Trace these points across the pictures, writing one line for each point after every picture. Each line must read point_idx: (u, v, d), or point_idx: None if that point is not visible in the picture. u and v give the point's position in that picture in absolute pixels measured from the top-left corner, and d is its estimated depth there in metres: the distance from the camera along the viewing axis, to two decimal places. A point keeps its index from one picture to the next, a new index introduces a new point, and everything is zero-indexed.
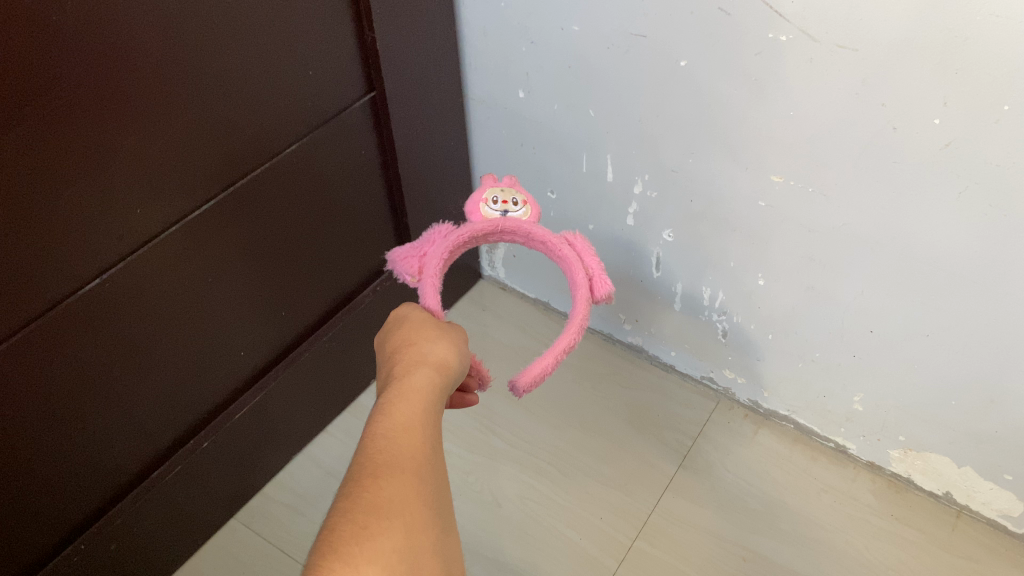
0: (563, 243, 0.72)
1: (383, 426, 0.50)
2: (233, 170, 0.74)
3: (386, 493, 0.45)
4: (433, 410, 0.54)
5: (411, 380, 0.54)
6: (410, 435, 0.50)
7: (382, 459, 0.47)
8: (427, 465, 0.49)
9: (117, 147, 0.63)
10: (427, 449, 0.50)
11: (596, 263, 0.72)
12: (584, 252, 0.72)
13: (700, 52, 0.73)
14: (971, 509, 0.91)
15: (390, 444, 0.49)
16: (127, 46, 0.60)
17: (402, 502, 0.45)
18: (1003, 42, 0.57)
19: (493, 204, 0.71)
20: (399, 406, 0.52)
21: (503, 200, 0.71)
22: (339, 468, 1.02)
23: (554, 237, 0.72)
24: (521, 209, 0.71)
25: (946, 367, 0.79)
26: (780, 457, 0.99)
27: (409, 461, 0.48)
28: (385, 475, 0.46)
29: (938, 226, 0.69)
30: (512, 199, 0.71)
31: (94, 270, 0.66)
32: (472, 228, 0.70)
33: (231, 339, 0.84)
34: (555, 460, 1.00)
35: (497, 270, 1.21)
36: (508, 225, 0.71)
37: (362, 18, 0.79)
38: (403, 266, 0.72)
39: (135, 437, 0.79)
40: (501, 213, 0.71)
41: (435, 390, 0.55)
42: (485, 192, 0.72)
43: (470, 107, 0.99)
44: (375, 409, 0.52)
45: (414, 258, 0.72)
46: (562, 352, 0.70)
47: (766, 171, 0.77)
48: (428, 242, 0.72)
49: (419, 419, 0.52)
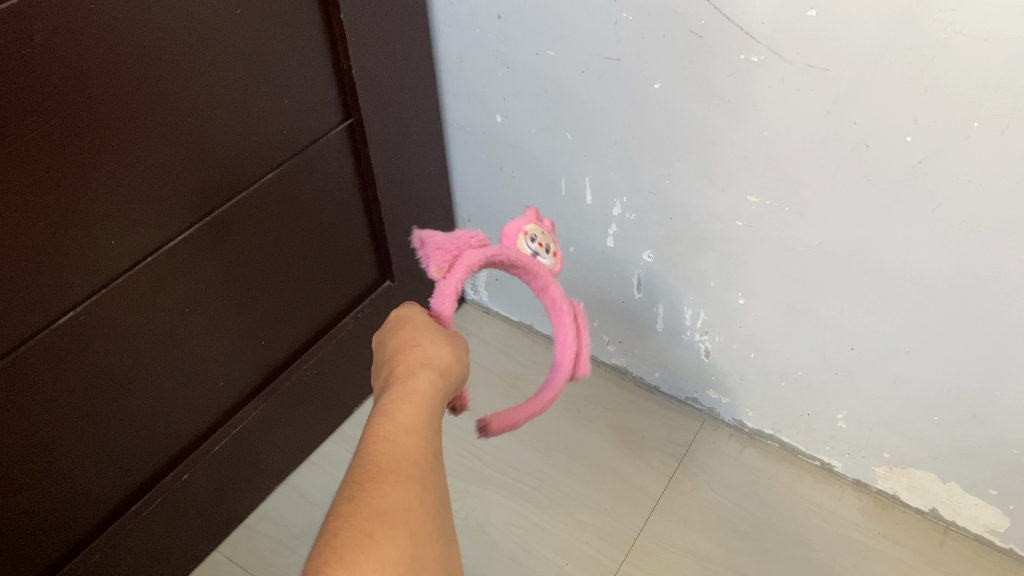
0: (570, 313, 0.70)
1: (386, 426, 0.49)
2: (209, 199, 0.74)
3: (389, 500, 0.44)
4: (436, 413, 0.53)
5: (415, 382, 0.53)
6: (413, 439, 0.49)
7: (385, 463, 0.46)
8: (429, 471, 0.48)
9: (90, 177, 0.62)
10: (429, 454, 0.49)
11: (588, 342, 0.71)
12: (582, 329, 0.71)
13: (673, 76, 0.73)
14: (958, 525, 0.91)
15: (392, 447, 0.48)
16: (99, 76, 0.59)
17: (406, 510, 0.44)
18: (969, 60, 0.58)
19: (531, 242, 0.70)
20: (403, 407, 0.51)
21: (539, 241, 0.70)
22: (322, 498, 1.01)
23: (564, 302, 0.69)
24: (549, 258, 0.71)
25: (928, 381, 0.79)
26: (766, 476, 0.99)
27: (412, 466, 0.47)
28: (388, 480, 0.45)
29: (913, 242, 0.70)
30: (546, 245, 0.71)
31: (68, 302, 0.66)
32: (509, 253, 0.65)
33: (212, 368, 0.84)
34: (540, 485, 0.99)
35: (480, 294, 1.20)
36: (534, 268, 0.67)
37: (337, 46, 0.79)
38: (434, 255, 0.64)
39: (114, 470, 0.78)
40: (534, 252, 0.70)
41: (437, 395, 0.54)
42: (528, 226, 0.70)
43: (449, 132, 1.00)
44: (376, 407, 0.51)
45: (448, 252, 0.64)
46: (533, 412, 0.68)
47: (742, 192, 0.77)
48: (466, 243, 0.64)
49: (423, 423, 0.50)
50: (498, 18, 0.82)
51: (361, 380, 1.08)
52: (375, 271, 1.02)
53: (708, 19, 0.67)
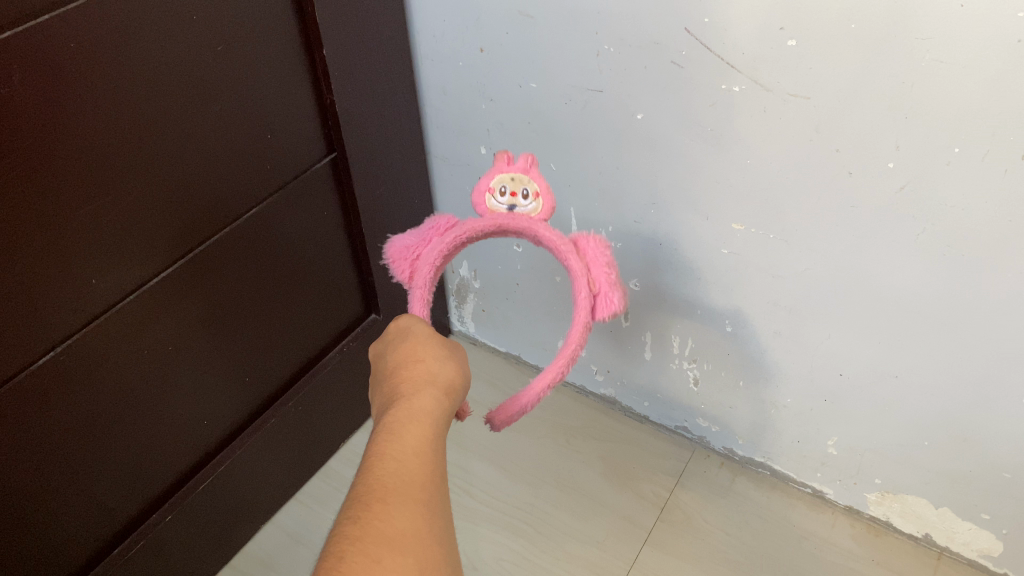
0: (571, 251, 0.64)
1: (393, 447, 0.49)
2: (193, 236, 0.73)
3: (397, 524, 0.44)
4: (439, 433, 0.53)
5: (419, 401, 0.54)
6: (420, 460, 0.50)
7: (393, 484, 0.47)
8: (436, 494, 0.49)
9: (72, 213, 0.62)
10: (436, 475, 0.50)
11: (605, 275, 0.64)
12: (594, 262, 0.64)
13: (656, 106, 0.74)
14: (951, 550, 0.90)
15: (399, 468, 0.48)
16: (79, 113, 0.59)
17: (414, 534, 0.45)
18: (947, 87, 0.58)
19: (501, 197, 0.65)
20: (409, 429, 0.51)
21: (510, 192, 0.65)
22: (309, 536, 0.99)
23: (560, 243, 0.63)
24: (532, 202, 0.65)
25: (919, 406, 0.79)
26: (757, 504, 0.98)
27: (420, 488, 0.48)
28: (396, 503, 0.46)
29: (897, 268, 0.70)
30: (522, 190, 0.64)
31: (48, 343, 0.65)
32: (473, 228, 0.65)
33: (196, 406, 0.82)
34: (532, 519, 0.98)
35: (467, 325, 1.20)
36: (513, 222, 0.64)
37: (320, 80, 0.80)
38: (395, 266, 0.68)
39: (95, 511, 0.76)
40: (507, 207, 0.65)
41: (441, 414, 0.54)
42: (494, 179, 0.65)
43: (433, 165, 1.00)
44: (382, 427, 0.52)
45: (407, 260, 0.67)
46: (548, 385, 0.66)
47: (726, 220, 0.77)
48: (425, 241, 0.67)
49: (429, 444, 0.51)
50: (481, 51, 0.83)
51: (348, 415, 1.07)
52: (360, 305, 1.01)
53: (689, 50, 0.68)
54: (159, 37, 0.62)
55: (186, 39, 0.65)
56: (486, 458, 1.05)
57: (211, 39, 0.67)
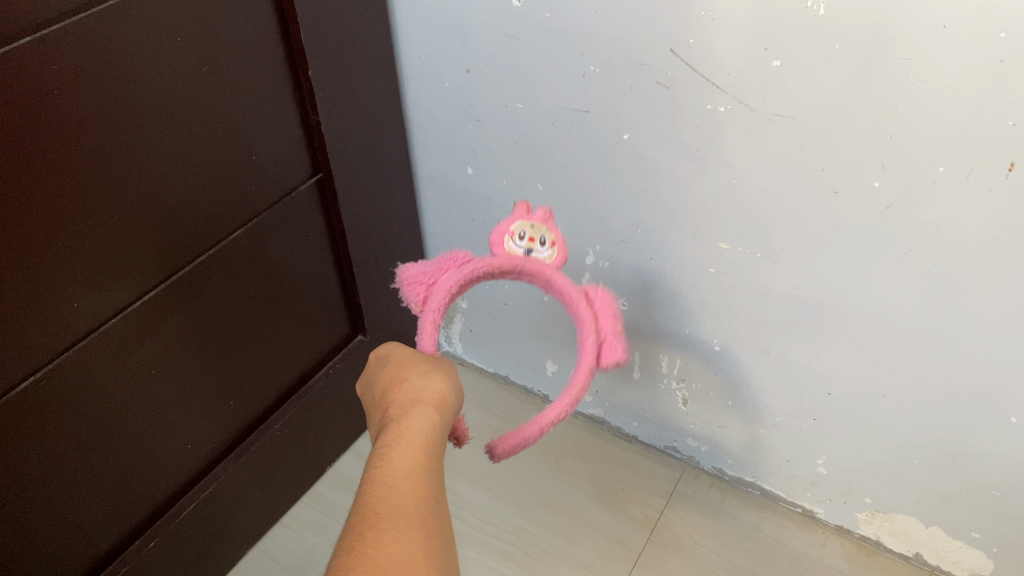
0: (581, 297, 0.66)
1: (384, 470, 0.51)
2: (176, 258, 0.73)
3: (390, 552, 0.46)
4: (433, 450, 0.54)
5: (409, 421, 0.55)
6: (412, 481, 0.51)
7: (385, 510, 0.48)
8: (429, 514, 0.50)
9: (50, 237, 0.61)
10: (429, 495, 0.51)
11: (611, 324, 0.66)
12: (601, 311, 0.66)
13: (642, 127, 0.74)
14: (942, 569, 0.90)
15: (391, 491, 0.49)
16: (60, 136, 0.58)
17: (408, 559, 0.46)
18: (933, 106, 0.58)
19: (519, 240, 0.67)
20: (399, 450, 0.52)
21: (530, 237, 0.67)
22: (295, 562, 0.98)
23: (572, 289, 0.66)
24: (547, 249, 0.67)
25: (907, 425, 0.79)
26: (748, 525, 0.97)
27: (412, 512, 0.49)
28: (389, 529, 0.47)
29: (883, 288, 0.70)
30: (540, 237, 0.67)
31: (27, 368, 0.63)
32: (487, 264, 0.67)
33: (180, 430, 0.81)
34: (521, 543, 0.97)
35: (455, 346, 1.19)
36: (529, 267, 0.67)
37: (306, 102, 0.79)
38: (408, 290, 0.69)
39: (76, 539, 0.75)
40: (526, 250, 0.67)
41: (434, 430, 0.56)
42: (513, 224, 0.67)
43: (420, 184, 0.99)
44: (374, 451, 0.53)
45: (422, 285, 0.69)
46: (547, 425, 0.66)
47: (713, 240, 0.77)
48: (442, 269, 0.68)
49: (420, 463, 0.52)
50: (467, 72, 0.83)
51: (334, 438, 1.06)
52: (346, 326, 1.01)
53: (674, 71, 0.68)
54: (142, 59, 0.62)
55: (169, 62, 0.64)
56: (474, 481, 1.04)
57: (194, 60, 0.66)
